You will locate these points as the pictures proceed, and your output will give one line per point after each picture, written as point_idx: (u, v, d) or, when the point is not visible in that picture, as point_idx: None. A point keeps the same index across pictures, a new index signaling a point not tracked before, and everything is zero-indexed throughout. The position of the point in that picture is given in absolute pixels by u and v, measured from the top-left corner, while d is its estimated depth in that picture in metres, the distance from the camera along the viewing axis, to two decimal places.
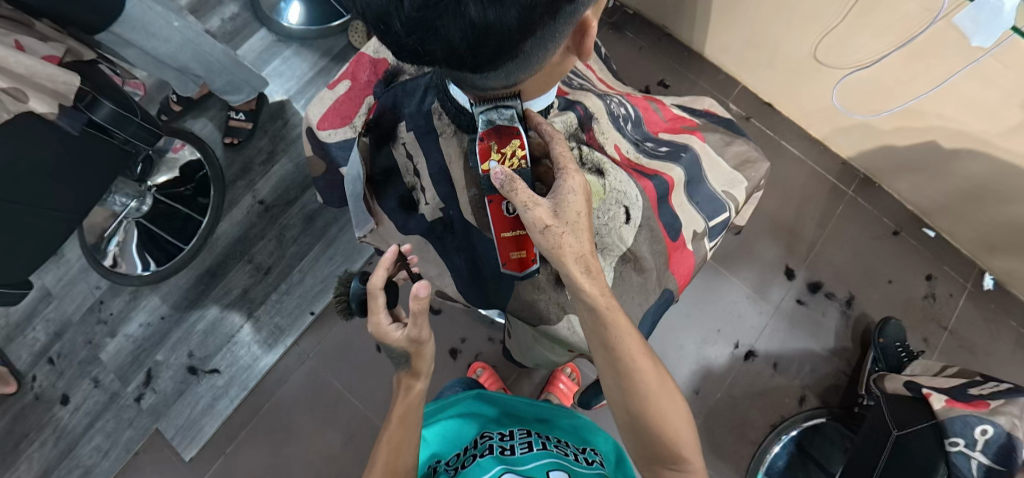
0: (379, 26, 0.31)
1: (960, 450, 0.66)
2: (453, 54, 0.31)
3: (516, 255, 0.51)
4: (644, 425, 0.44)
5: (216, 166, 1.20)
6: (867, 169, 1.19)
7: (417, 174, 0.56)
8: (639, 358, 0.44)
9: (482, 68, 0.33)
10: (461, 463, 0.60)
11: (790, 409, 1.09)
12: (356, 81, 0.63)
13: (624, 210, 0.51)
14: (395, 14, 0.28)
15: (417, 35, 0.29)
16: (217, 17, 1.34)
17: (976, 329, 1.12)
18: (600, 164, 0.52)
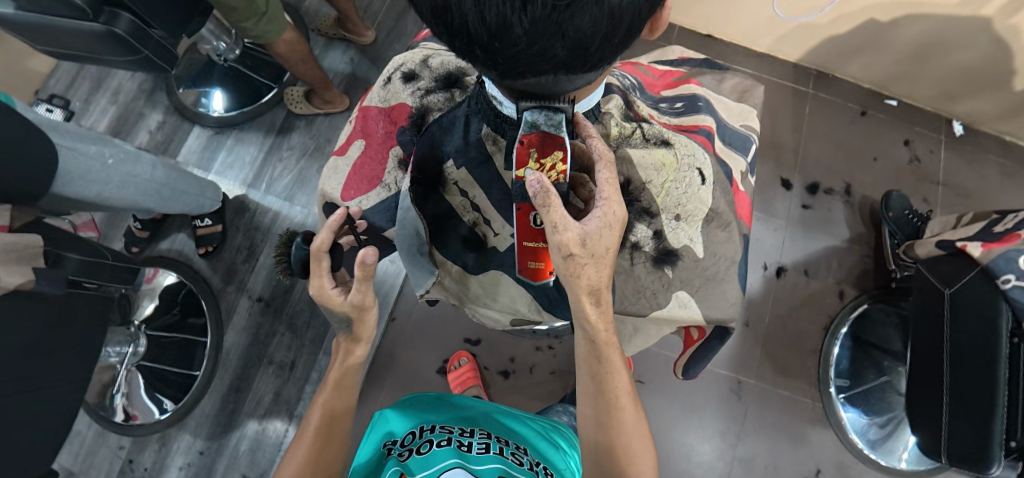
0: (477, 46, 0.25)
1: (1016, 284, 0.65)
2: (578, 53, 0.25)
3: (533, 265, 0.47)
4: (609, 461, 0.48)
5: (201, 281, 1.16)
6: (818, 64, 1.24)
7: (477, 208, 0.54)
8: (623, 398, 0.49)
9: (600, 63, 0.27)
10: (417, 446, 0.58)
11: (834, 307, 1.13)
12: (371, 137, 0.57)
13: (699, 173, 0.52)
14: (517, 21, 0.22)
15: (540, 41, 0.23)
16: (143, 131, 1.26)
17: (963, 175, 1.19)
18: (662, 135, 0.54)
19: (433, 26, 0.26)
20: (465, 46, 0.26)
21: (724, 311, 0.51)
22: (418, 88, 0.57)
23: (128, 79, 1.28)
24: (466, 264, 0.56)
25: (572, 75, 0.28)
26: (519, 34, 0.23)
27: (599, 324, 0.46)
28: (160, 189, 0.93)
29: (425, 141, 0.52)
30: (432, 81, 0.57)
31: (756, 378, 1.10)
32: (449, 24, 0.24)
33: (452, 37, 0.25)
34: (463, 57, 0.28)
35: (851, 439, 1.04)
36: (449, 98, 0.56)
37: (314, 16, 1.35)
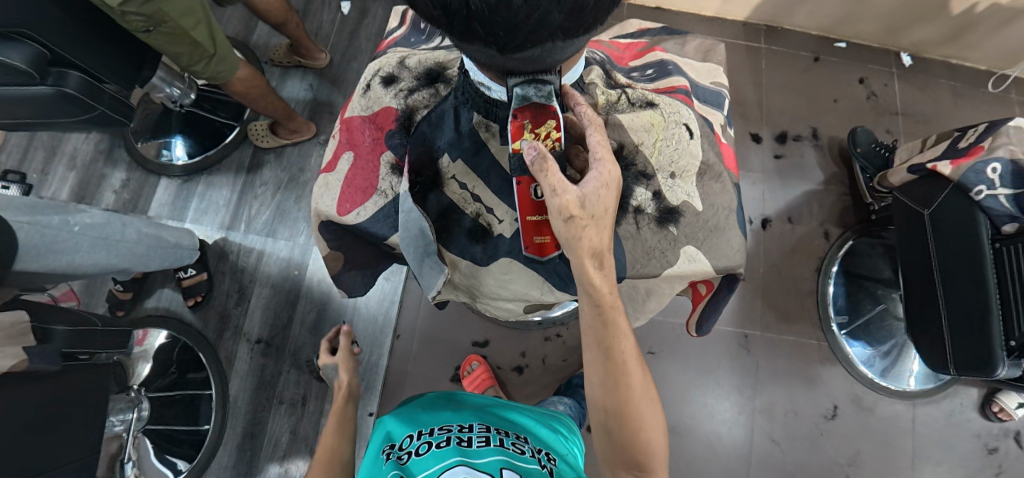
0: (476, 21, 0.25)
1: (989, 194, 0.69)
2: (575, 13, 0.24)
3: (538, 239, 0.48)
4: (620, 424, 0.48)
5: (194, 333, 1.12)
6: (765, 19, 1.28)
7: (478, 199, 0.53)
8: (630, 361, 0.48)
9: (598, 20, 0.26)
10: (417, 448, 0.57)
11: (822, 248, 1.16)
12: (358, 146, 0.55)
13: (686, 127, 0.54)
14: None
15: (537, 6, 0.23)
16: (108, 192, 1.22)
17: (917, 102, 1.25)
18: (646, 98, 0.56)
19: (428, 9, 0.26)
20: (464, 24, 0.25)
21: (730, 259, 0.52)
22: (400, 90, 0.57)
23: (83, 141, 1.24)
24: (476, 257, 0.55)
25: (573, 35, 0.28)
26: (518, 2, 0.22)
27: (604, 287, 0.45)
28: (136, 246, 0.89)
29: (416, 139, 0.53)
30: (412, 80, 0.57)
31: (761, 329, 1.12)
32: (445, 3, 0.24)
33: (451, 17, 0.25)
34: (463, 35, 0.27)
35: (860, 371, 1.08)
36: (435, 93, 0.56)
37: (264, 48, 1.33)
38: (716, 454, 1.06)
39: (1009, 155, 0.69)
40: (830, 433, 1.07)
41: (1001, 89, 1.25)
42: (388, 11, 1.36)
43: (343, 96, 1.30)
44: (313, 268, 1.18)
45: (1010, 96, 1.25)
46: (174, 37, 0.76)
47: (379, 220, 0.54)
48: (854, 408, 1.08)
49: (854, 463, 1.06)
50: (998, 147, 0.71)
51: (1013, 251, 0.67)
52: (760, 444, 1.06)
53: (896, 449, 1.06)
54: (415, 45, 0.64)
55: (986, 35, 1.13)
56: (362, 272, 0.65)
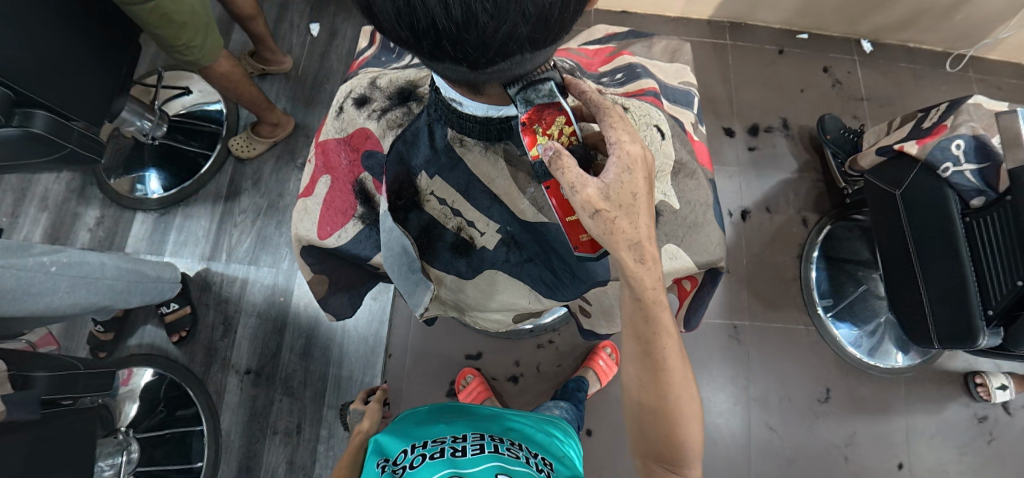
0: (445, 39, 0.25)
1: (955, 171, 0.72)
2: (541, 25, 0.25)
3: (585, 236, 0.46)
4: (654, 416, 0.49)
5: (180, 368, 1.10)
6: (728, 17, 1.31)
7: (459, 213, 0.54)
8: (672, 358, 0.47)
9: (564, 28, 0.27)
10: (410, 461, 0.56)
11: (802, 234, 1.19)
12: (335, 170, 0.55)
13: (657, 128, 0.55)
14: (479, 7, 0.22)
15: (504, 22, 0.23)
16: (82, 230, 1.19)
17: (880, 87, 1.30)
18: (617, 103, 0.56)
19: (395, 30, 0.26)
20: (434, 43, 0.25)
21: (713, 253, 0.53)
22: (373, 110, 0.57)
23: (54, 181, 1.20)
24: (462, 271, 0.55)
25: (540, 46, 0.28)
26: (484, 18, 0.22)
27: (647, 285, 0.43)
28: (115, 283, 0.87)
29: (391, 158, 0.52)
30: (385, 100, 0.57)
31: (749, 319, 1.14)
32: (412, 23, 0.24)
33: (420, 38, 0.25)
34: (432, 54, 0.28)
35: (848, 353, 1.10)
36: (408, 111, 0.56)
37: None
38: (717, 447, 1.06)
39: (971, 132, 0.73)
40: (825, 416, 1.09)
41: (957, 69, 1.31)
42: (358, 30, 1.36)
43: (318, 118, 1.30)
44: (299, 293, 1.16)
45: (966, 75, 1.30)
46: (155, 17, 0.74)
47: (360, 242, 0.54)
48: (846, 389, 1.10)
49: (851, 444, 1.07)
50: (959, 125, 0.75)
51: (983, 223, 0.69)
52: (759, 432, 1.08)
53: (890, 426, 1.08)
54: (386, 64, 0.64)
55: (938, 19, 1.19)
56: (349, 294, 0.64)
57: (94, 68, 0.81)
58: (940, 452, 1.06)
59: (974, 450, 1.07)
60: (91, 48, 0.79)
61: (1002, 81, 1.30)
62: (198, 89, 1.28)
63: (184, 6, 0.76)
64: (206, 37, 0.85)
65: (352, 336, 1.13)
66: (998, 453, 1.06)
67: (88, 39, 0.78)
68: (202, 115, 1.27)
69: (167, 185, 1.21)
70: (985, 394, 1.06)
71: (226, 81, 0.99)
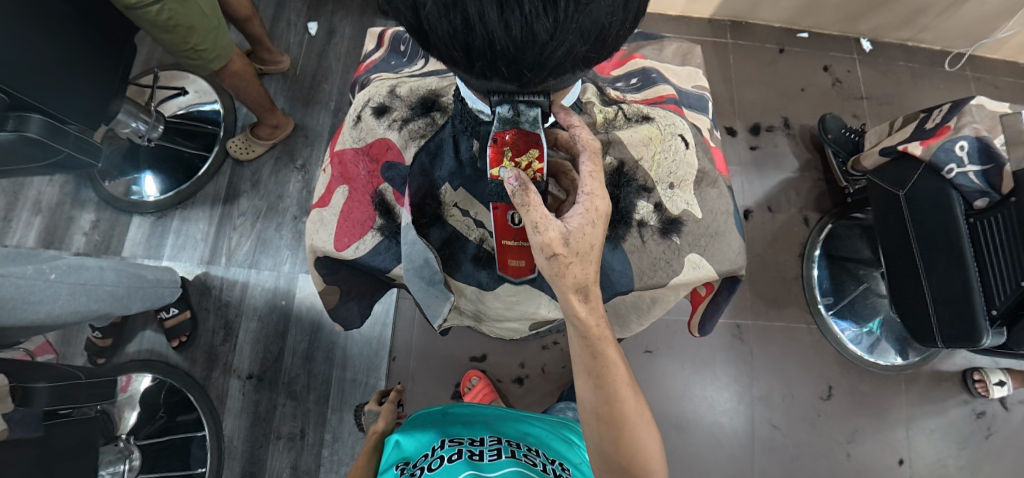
0: (500, 60, 0.26)
1: (959, 172, 0.72)
2: (597, 44, 0.26)
3: (514, 263, 0.50)
4: (616, 450, 0.49)
5: (181, 373, 1.09)
6: (729, 15, 1.31)
7: (481, 224, 0.53)
8: (623, 388, 0.48)
9: (615, 49, 0.28)
10: (429, 463, 0.56)
11: (803, 233, 1.20)
12: (353, 180, 0.54)
13: (682, 138, 0.55)
14: (542, 27, 0.23)
15: (563, 41, 0.24)
16: (77, 234, 1.16)
17: (880, 86, 1.30)
18: (641, 112, 0.57)
19: (448, 50, 0.26)
20: (487, 64, 0.26)
21: (732, 262, 0.53)
22: (394, 120, 0.56)
23: (47, 185, 1.18)
24: (482, 282, 0.54)
25: (592, 64, 0.29)
26: (545, 37, 0.24)
27: (590, 321, 0.45)
28: (115, 289, 0.86)
29: (415, 170, 0.51)
30: (406, 109, 0.57)
31: (752, 318, 1.15)
32: (468, 44, 0.25)
33: (473, 58, 0.26)
34: (482, 74, 0.28)
35: (849, 350, 1.11)
36: (431, 122, 0.56)
37: None
38: (720, 445, 1.07)
39: (974, 133, 0.73)
40: (826, 413, 1.10)
41: (956, 68, 1.32)
42: (357, 29, 1.35)
43: (317, 119, 1.28)
44: (301, 297, 1.15)
45: (965, 74, 1.31)
46: (169, 20, 0.74)
47: (380, 253, 0.53)
48: (848, 386, 1.11)
49: (853, 440, 1.08)
50: (963, 126, 0.74)
51: (987, 224, 0.70)
52: (761, 430, 1.08)
53: (891, 422, 1.09)
54: (397, 68, 0.64)
55: (938, 18, 1.19)
56: (359, 301, 0.63)
57: (93, 71, 0.79)
58: (939, 447, 1.08)
59: (972, 445, 1.08)
60: (89, 51, 0.77)
61: (999, 80, 1.31)
62: (194, 89, 1.26)
63: (191, 9, 0.75)
64: (214, 39, 0.83)
65: (356, 339, 1.12)
66: (996, 448, 1.08)
67: (86, 40, 0.76)
68: (199, 116, 1.25)
69: (163, 188, 1.19)
70: (983, 390, 1.07)
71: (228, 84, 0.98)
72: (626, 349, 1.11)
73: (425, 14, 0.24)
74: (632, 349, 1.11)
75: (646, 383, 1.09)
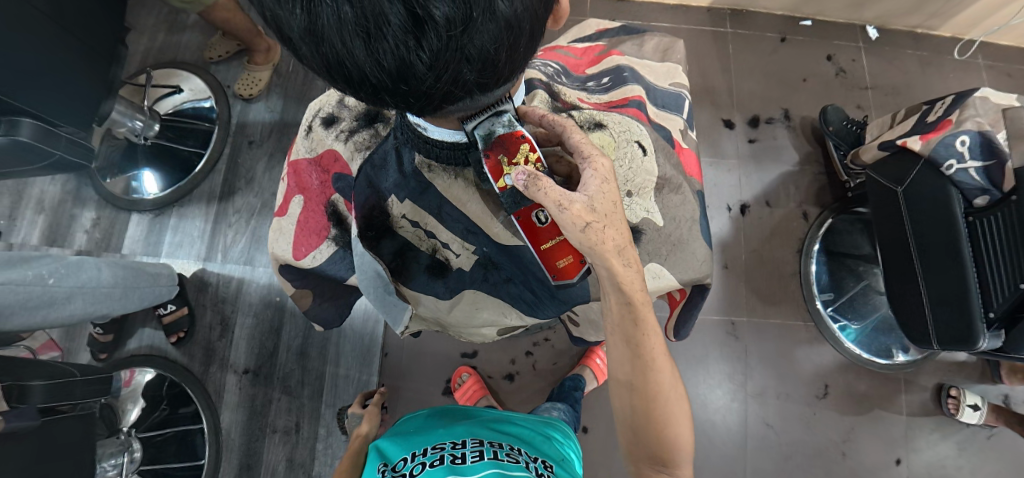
0: (383, 91, 0.27)
1: (959, 168, 0.70)
2: (486, 69, 0.27)
3: (562, 262, 0.46)
4: (648, 421, 0.51)
5: (180, 369, 1.11)
6: (728, 4, 1.28)
7: (432, 235, 0.53)
8: (659, 358, 0.50)
9: (514, 71, 0.29)
10: (409, 469, 0.55)
11: (802, 229, 1.17)
12: (307, 191, 0.56)
13: (638, 145, 0.53)
14: (416, 59, 0.24)
15: (444, 69, 0.25)
16: (79, 232, 1.19)
17: (885, 75, 1.26)
18: (594, 118, 0.54)
19: (332, 79, 0.28)
20: (372, 94, 0.28)
21: (696, 271, 0.53)
22: (341, 131, 0.54)
23: (48, 184, 1.20)
24: (439, 293, 0.56)
25: (491, 88, 0.31)
26: (422, 69, 0.25)
27: (634, 283, 0.45)
28: (112, 290, 0.87)
29: (360, 182, 0.50)
30: (354, 120, 0.55)
31: (747, 314, 1.13)
32: (347, 76, 0.26)
33: (357, 89, 0.27)
34: (373, 102, 0.30)
35: (847, 348, 1.09)
36: (375, 133, 0.53)
37: (226, 73, 1.30)
38: (714, 443, 1.07)
39: (977, 127, 0.70)
40: (822, 411, 1.08)
41: (967, 56, 1.26)
42: None
43: None
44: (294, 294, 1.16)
45: (976, 62, 1.26)
46: None
47: (335, 262, 0.55)
48: (845, 385, 1.10)
49: (849, 439, 1.07)
50: (965, 120, 0.72)
51: (986, 222, 0.68)
52: (756, 429, 1.07)
53: (889, 421, 1.08)
54: None
55: (948, 3, 1.14)
56: (335, 303, 0.64)
57: (79, 72, 0.79)
58: (939, 448, 1.06)
59: (973, 447, 1.06)
60: (74, 55, 0.77)
61: (1013, 68, 1.25)
62: (189, 88, 1.27)
63: None
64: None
65: (348, 336, 1.13)
66: (998, 450, 1.06)
67: (71, 43, 0.76)
68: (193, 113, 1.26)
69: (160, 187, 1.20)
70: (954, 409, 1.04)
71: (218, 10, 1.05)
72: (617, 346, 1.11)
73: (301, 44, 0.25)
74: None
75: None
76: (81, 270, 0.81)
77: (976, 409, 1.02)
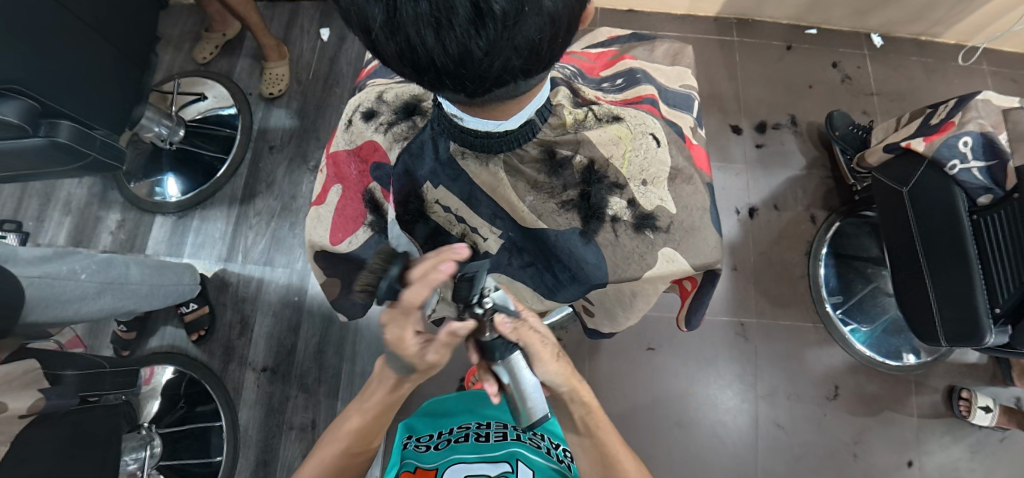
0: (444, 75, 0.31)
1: (962, 168, 0.71)
2: (532, 56, 0.30)
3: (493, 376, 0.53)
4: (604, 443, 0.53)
5: (200, 366, 1.14)
6: (734, 13, 1.31)
7: (463, 219, 0.56)
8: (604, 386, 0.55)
9: (555, 58, 0.33)
10: (439, 445, 0.64)
11: (810, 232, 1.19)
12: (346, 180, 0.60)
13: (653, 137, 0.56)
14: (475, 47, 0.27)
15: (498, 56, 0.29)
16: (105, 233, 1.23)
17: (890, 82, 1.28)
18: (612, 113, 0.57)
19: (401, 67, 0.32)
20: (435, 78, 0.31)
21: (708, 256, 0.55)
22: (381, 124, 0.58)
23: (76, 187, 1.25)
24: None
25: (536, 73, 0.34)
26: (480, 55, 0.28)
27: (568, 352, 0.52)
28: (138, 287, 0.90)
29: (398, 169, 0.55)
30: (392, 113, 0.58)
31: (756, 316, 1.14)
32: (415, 61, 0.30)
33: (422, 73, 0.31)
34: (432, 85, 0.33)
35: (856, 349, 1.10)
36: (413, 125, 0.56)
37: (249, 81, 1.36)
38: (724, 444, 1.07)
39: (979, 129, 0.72)
40: (832, 413, 1.09)
41: (971, 62, 1.28)
42: None
43: (328, 122, 1.33)
44: (312, 293, 1.19)
45: (981, 68, 1.28)
46: None
47: (369, 246, 0.58)
48: (855, 387, 1.10)
49: (860, 441, 1.07)
50: (967, 123, 0.74)
51: (990, 221, 0.69)
52: (766, 430, 1.08)
53: (900, 423, 1.08)
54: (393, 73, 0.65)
55: (951, 11, 1.17)
56: (360, 295, 0.67)
57: (115, 78, 0.84)
58: (951, 451, 1.06)
59: (986, 449, 1.06)
60: (110, 62, 0.82)
61: (1018, 74, 1.27)
62: (213, 95, 1.32)
63: None
64: None
65: (363, 335, 1.16)
66: (1011, 453, 1.05)
67: (107, 51, 0.81)
68: (216, 119, 1.30)
69: (182, 189, 1.25)
70: (965, 411, 1.04)
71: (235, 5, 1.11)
72: (627, 346, 1.13)
73: (376, 35, 0.29)
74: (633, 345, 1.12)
75: (648, 380, 1.10)
76: (113, 267, 0.85)
77: (988, 411, 1.02)
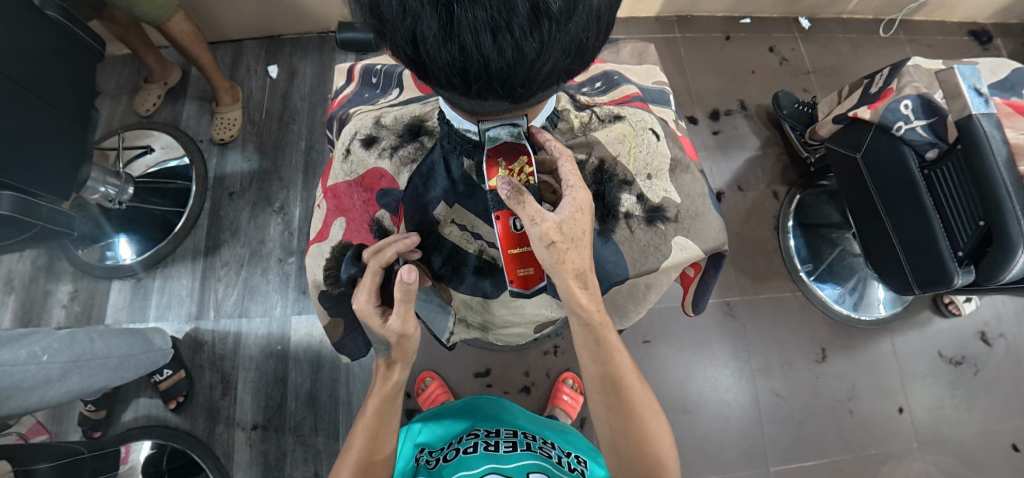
0: (494, 79, 0.33)
1: (907, 128, 0.78)
2: (577, 56, 0.33)
3: (522, 271, 0.51)
4: (626, 434, 0.53)
5: (184, 436, 1.06)
6: (673, 11, 1.38)
7: (479, 237, 0.59)
8: (626, 373, 0.53)
9: (593, 58, 0.35)
10: (445, 455, 0.64)
11: (775, 207, 1.25)
12: (349, 211, 0.61)
13: (653, 132, 0.60)
14: (530, 47, 0.30)
15: (549, 56, 0.31)
16: (56, 307, 1.13)
17: (823, 59, 1.39)
18: (613, 112, 0.61)
19: (447, 77, 0.34)
20: (484, 84, 0.33)
21: (714, 239, 0.57)
22: (384, 148, 0.60)
23: (16, 262, 1.15)
24: (487, 290, 0.63)
25: (574, 74, 0.37)
26: (534, 56, 0.31)
27: (590, 307, 0.50)
28: (107, 361, 0.83)
29: (409, 194, 0.57)
30: (394, 137, 0.61)
31: (739, 294, 1.19)
32: (467, 69, 0.32)
33: (471, 81, 0.33)
34: (478, 93, 0.36)
35: (834, 310, 1.17)
36: (421, 146, 0.60)
37: (198, 127, 1.29)
38: (730, 422, 1.10)
39: (915, 92, 0.80)
40: (824, 375, 1.14)
41: (889, 33, 1.41)
42: (317, 66, 1.35)
43: (289, 160, 1.28)
44: (296, 338, 1.14)
45: (898, 38, 1.41)
46: None
47: None
48: (839, 346, 1.16)
49: (853, 397, 1.12)
50: (904, 87, 0.82)
51: (940, 174, 0.74)
52: (766, 401, 1.11)
53: (885, 374, 1.14)
54: (370, 99, 0.72)
55: None
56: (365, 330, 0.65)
57: (56, 138, 0.78)
58: (934, 390, 1.13)
59: (964, 384, 1.14)
60: (49, 121, 0.76)
61: (929, 39, 1.41)
62: (161, 146, 1.25)
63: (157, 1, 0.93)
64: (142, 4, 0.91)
65: (358, 373, 1.11)
66: (985, 384, 1.14)
67: (44, 111, 0.75)
68: (168, 171, 1.23)
69: (137, 250, 1.17)
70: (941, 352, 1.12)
71: (182, 39, 1.07)
72: (624, 342, 1.14)
73: (428, 49, 0.30)
74: (630, 339, 1.14)
75: (649, 372, 1.12)
76: (79, 343, 0.78)
77: None
